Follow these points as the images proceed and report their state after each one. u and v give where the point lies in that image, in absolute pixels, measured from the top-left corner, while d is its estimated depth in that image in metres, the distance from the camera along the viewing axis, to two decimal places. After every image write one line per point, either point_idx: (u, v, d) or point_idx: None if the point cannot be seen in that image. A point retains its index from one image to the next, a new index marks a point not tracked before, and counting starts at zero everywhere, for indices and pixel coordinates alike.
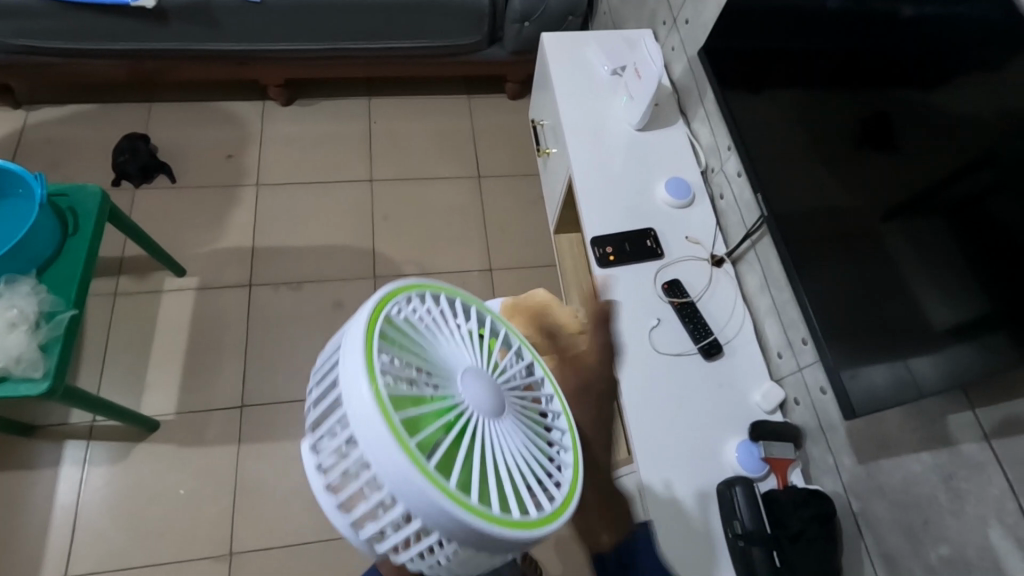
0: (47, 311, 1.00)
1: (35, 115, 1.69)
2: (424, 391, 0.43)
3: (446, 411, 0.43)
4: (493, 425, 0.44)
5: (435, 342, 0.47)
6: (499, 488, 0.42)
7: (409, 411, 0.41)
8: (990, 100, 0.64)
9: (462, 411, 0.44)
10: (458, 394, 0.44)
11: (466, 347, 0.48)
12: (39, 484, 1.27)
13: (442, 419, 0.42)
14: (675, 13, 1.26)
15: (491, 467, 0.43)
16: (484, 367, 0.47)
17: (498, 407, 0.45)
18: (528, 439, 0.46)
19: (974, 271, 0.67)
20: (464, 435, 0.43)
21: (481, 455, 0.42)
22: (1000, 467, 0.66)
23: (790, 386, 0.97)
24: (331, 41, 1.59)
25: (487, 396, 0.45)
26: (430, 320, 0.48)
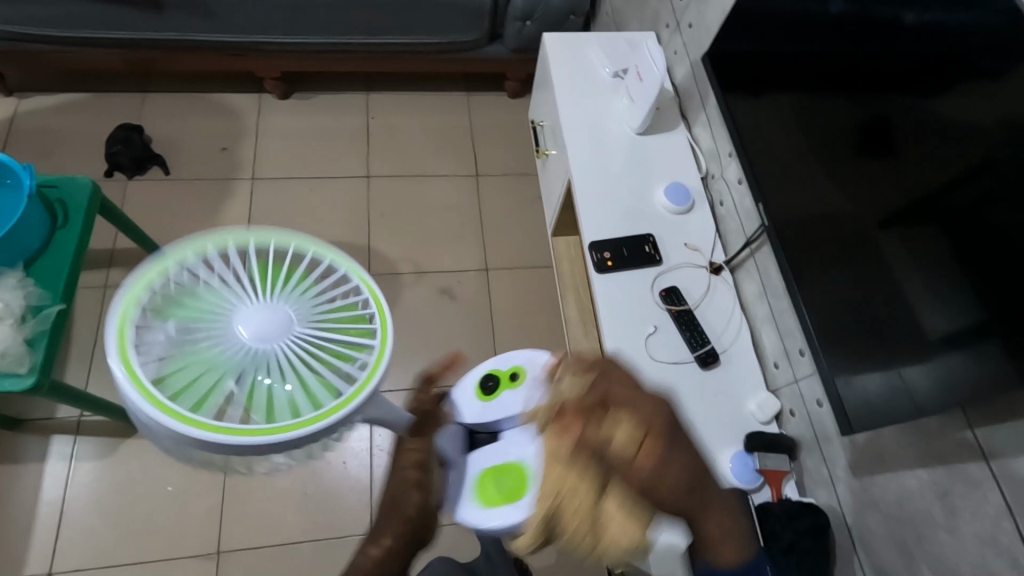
0: (34, 305, 0.98)
1: (28, 104, 1.66)
2: (199, 341, 0.53)
3: (223, 367, 0.52)
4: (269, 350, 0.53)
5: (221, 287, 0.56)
6: (293, 389, 0.53)
7: (188, 379, 0.51)
8: (993, 110, 0.63)
9: (242, 350, 0.53)
10: (230, 343, 0.53)
11: (242, 286, 0.56)
12: (24, 480, 1.26)
13: (223, 373, 0.51)
14: (679, 16, 1.24)
15: (286, 385, 0.52)
16: (264, 299, 0.55)
17: (275, 327, 0.54)
18: (309, 344, 0.55)
19: (973, 280, 0.66)
20: (249, 363, 0.52)
21: (265, 381, 0.52)
22: (997, 486, 0.66)
23: (786, 397, 0.97)
24: (329, 35, 1.57)
25: (268, 321, 0.54)
26: (193, 283, 0.55)
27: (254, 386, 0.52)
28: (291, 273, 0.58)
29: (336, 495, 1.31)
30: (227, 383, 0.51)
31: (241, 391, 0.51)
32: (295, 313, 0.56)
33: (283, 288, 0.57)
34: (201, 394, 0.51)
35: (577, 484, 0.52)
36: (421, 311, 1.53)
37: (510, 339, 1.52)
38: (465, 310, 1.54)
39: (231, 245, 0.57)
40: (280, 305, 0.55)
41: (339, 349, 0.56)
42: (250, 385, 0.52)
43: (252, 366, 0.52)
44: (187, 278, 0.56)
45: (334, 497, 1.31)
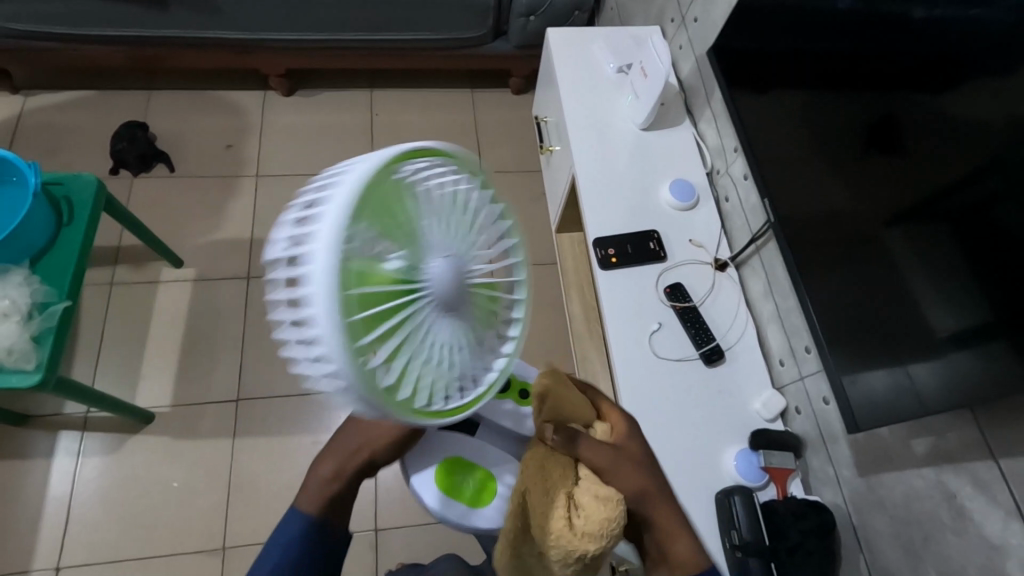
0: (40, 302, 0.99)
1: (34, 101, 1.67)
2: (382, 264, 0.38)
3: (394, 306, 0.38)
4: (444, 325, 0.42)
5: (423, 201, 0.42)
6: (448, 374, 0.43)
7: (367, 311, 0.37)
8: (1001, 107, 0.62)
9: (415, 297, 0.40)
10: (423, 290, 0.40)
11: (440, 213, 0.42)
12: (32, 475, 1.27)
13: (393, 316, 0.38)
14: (684, 11, 1.23)
15: (440, 369, 0.42)
16: (454, 251, 0.42)
17: (457, 298, 0.42)
18: (471, 322, 0.44)
19: (982, 278, 0.65)
20: (422, 322, 0.40)
21: (429, 353, 0.41)
22: (1005, 486, 0.65)
23: (791, 395, 0.96)
24: (333, 32, 1.56)
25: (451, 276, 0.42)
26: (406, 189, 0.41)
27: (421, 352, 0.40)
28: (478, 218, 0.45)
29: None
30: (393, 332, 0.38)
31: (403, 347, 0.39)
32: (473, 275, 0.43)
33: (468, 240, 0.44)
34: (365, 332, 0.36)
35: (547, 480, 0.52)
36: None
37: None
38: None
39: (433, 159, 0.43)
40: (466, 264, 0.43)
41: (488, 338, 0.47)
42: (415, 341, 0.39)
43: (425, 329, 0.40)
44: (421, 178, 0.42)
45: None
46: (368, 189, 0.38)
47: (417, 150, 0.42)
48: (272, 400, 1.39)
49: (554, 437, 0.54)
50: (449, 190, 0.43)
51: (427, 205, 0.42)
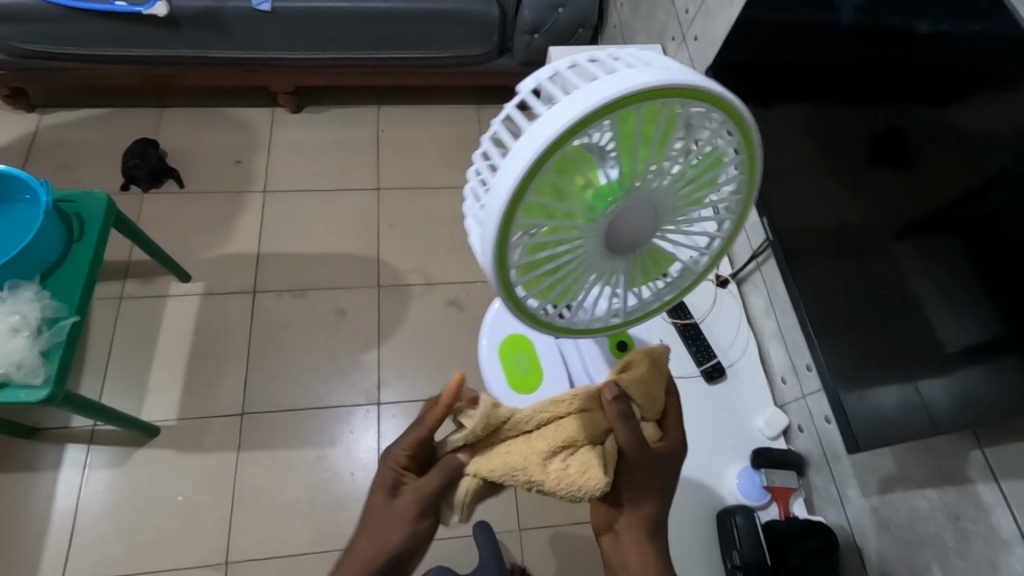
0: (49, 317, 1.00)
1: (49, 119, 1.71)
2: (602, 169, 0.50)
3: (580, 214, 0.51)
4: (608, 244, 0.55)
5: (669, 151, 0.50)
6: (591, 275, 0.58)
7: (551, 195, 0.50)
8: (1006, 120, 0.60)
9: (598, 219, 0.52)
10: (612, 221, 0.53)
11: (670, 169, 0.51)
12: (38, 488, 1.28)
13: (573, 218, 0.51)
14: (685, 28, 1.25)
15: (584, 268, 0.56)
16: (659, 200, 0.53)
17: (630, 231, 0.54)
18: (611, 258, 0.57)
19: (990, 295, 0.63)
20: (588, 233, 0.53)
21: (581, 255, 0.55)
22: (1008, 509, 0.64)
23: (793, 413, 0.96)
24: (340, 50, 1.59)
25: (630, 220, 0.53)
26: (674, 140, 0.50)
27: (580, 247, 0.54)
28: (703, 187, 0.55)
29: (341, 505, 1.32)
30: (555, 229, 0.52)
31: (553, 242, 0.53)
32: (657, 223, 0.56)
33: (675, 200, 0.54)
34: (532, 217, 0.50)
35: (586, 416, 0.63)
36: (429, 321, 1.53)
37: None
38: (474, 322, 1.54)
39: (716, 132, 0.51)
40: (658, 213, 0.55)
41: (639, 272, 0.62)
42: (558, 245, 0.53)
43: (590, 236, 0.54)
44: (683, 136, 0.50)
45: (342, 507, 1.32)
46: (641, 108, 0.46)
47: (743, 118, 0.50)
48: (276, 414, 1.39)
49: (615, 400, 0.61)
50: (692, 152, 0.51)
51: (676, 157, 0.51)
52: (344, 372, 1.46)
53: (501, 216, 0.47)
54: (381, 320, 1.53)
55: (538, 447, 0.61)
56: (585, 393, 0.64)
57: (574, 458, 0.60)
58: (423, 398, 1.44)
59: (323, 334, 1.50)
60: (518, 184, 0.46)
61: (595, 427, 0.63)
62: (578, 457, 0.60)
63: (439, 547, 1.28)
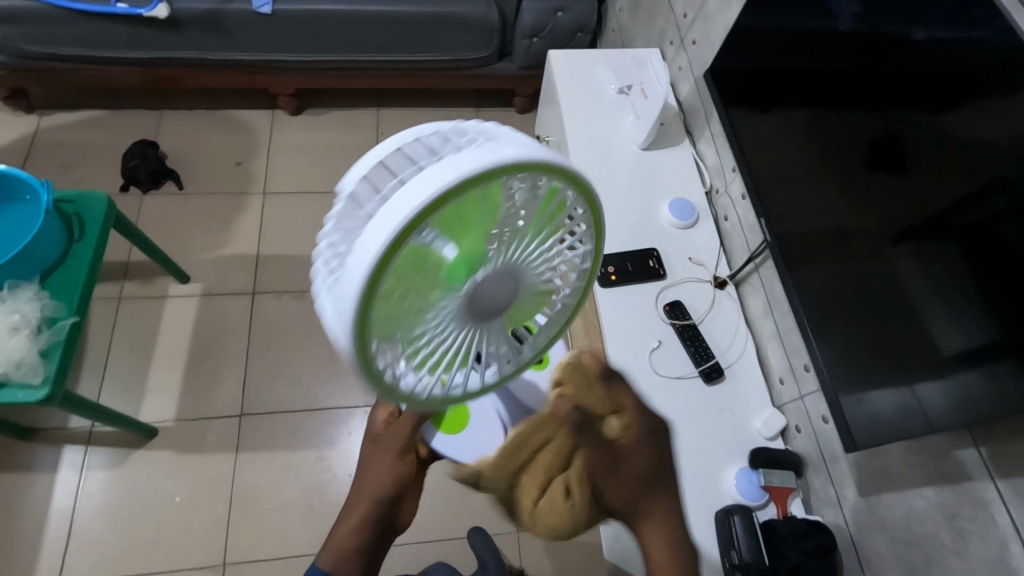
0: (49, 316, 1.01)
1: (49, 120, 1.71)
2: (440, 251, 0.39)
3: (440, 298, 0.41)
4: (478, 315, 0.46)
5: (506, 209, 0.40)
6: (469, 351, 0.47)
7: (397, 300, 0.39)
8: (1001, 128, 0.61)
9: (458, 300, 0.42)
10: (476, 291, 0.43)
11: (517, 228, 0.41)
12: (35, 488, 1.27)
13: (430, 304, 0.41)
14: (684, 33, 1.26)
15: (463, 345, 0.46)
16: (508, 268, 0.43)
17: (499, 299, 0.45)
18: (486, 330, 0.48)
19: (987, 298, 0.64)
20: (449, 318, 0.43)
21: (454, 338, 0.45)
22: (1004, 508, 0.65)
23: (791, 414, 0.96)
24: (341, 53, 1.60)
25: (494, 285, 0.44)
26: (516, 201, 0.40)
27: (443, 329, 0.43)
28: (556, 239, 0.44)
29: (340, 507, 1.31)
30: (417, 321, 0.42)
31: (415, 338, 0.43)
32: (521, 285, 0.46)
33: (528, 259, 0.44)
34: (383, 325, 0.40)
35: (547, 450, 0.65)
36: None
37: None
38: None
39: (554, 185, 0.40)
40: (519, 280, 0.45)
41: (517, 323, 0.50)
42: (424, 339, 0.43)
43: (451, 319, 0.44)
44: (522, 193, 0.39)
45: (341, 508, 1.31)
46: (459, 194, 0.36)
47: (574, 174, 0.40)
48: (275, 415, 1.39)
49: (564, 415, 0.63)
50: (535, 208, 0.41)
51: (517, 213, 0.40)
52: (344, 373, 1.46)
53: (352, 324, 0.37)
54: None
55: (530, 489, 0.66)
56: (542, 418, 0.65)
57: (552, 498, 0.64)
58: None
59: (323, 336, 1.50)
60: (362, 288, 0.36)
61: (552, 458, 0.64)
62: (556, 496, 0.64)
63: (439, 548, 1.28)
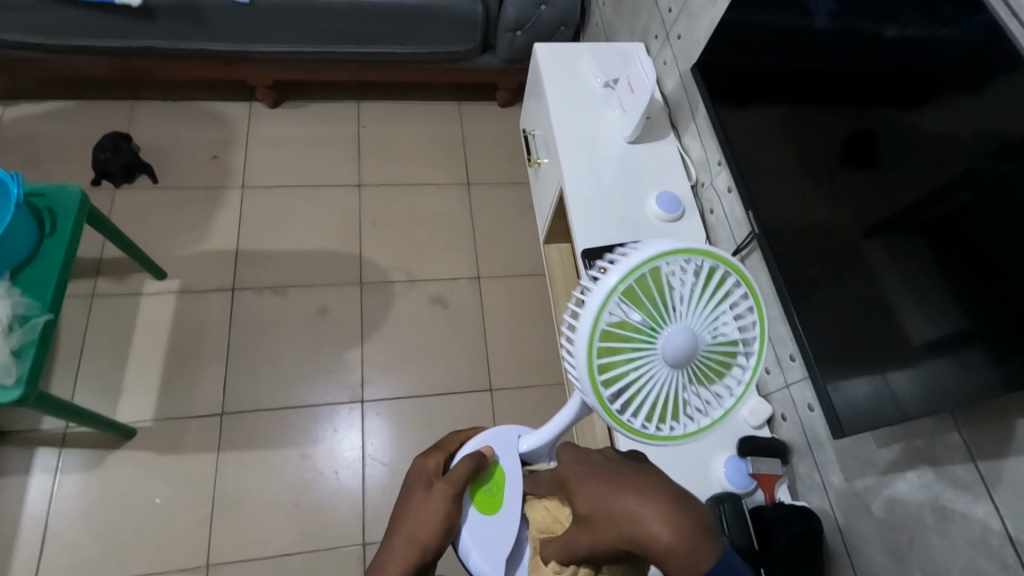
0: (20, 314, 0.97)
1: (14, 112, 1.65)
2: (667, 290, 0.56)
3: (651, 326, 0.56)
4: (669, 369, 0.57)
5: (718, 298, 0.57)
6: (642, 396, 0.57)
7: (639, 301, 0.56)
8: (971, 122, 0.63)
9: (660, 338, 0.56)
10: (670, 339, 0.55)
11: (721, 313, 0.57)
12: (7, 493, 1.23)
13: (647, 325, 0.56)
14: (668, 28, 1.27)
15: (646, 382, 0.57)
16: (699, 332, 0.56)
17: (684, 362, 0.56)
18: (670, 392, 0.58)
19: (956, 288, 0.66)
20: (643, 346, 0.56)
21: (647, 370, 0.57)
22: (985, 488, 0.67)
23: (777, 403, 0.98)
24: (320, 45, 1.57)
25: (683, 344, 0.55)
26: (725, 292, 0.58)
27: (643, 363, 0.56)
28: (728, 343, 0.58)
29: (325, 506, 1.30)
30: (634, 338, 0.56)
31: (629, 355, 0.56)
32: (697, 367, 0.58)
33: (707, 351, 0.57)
34: (618, 319, 0.56)
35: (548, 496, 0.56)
36: (413, 319, 1.53)
37: (502, 347, 1.52)
38: (458, 319, 1.54)
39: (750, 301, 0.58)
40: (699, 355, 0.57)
41: (676, 410, 0.59)
42: (626, 357, 0.56)
43: (651, 359, 0.56)
44: (733, 292, 0.58)
45: (327, 507, 1.30)
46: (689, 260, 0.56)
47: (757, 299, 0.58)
48: (256, 414, 1.37)
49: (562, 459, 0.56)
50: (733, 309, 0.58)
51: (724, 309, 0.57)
52: (328, 370, 1.44)
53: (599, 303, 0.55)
54: (365, 318, 1.51)
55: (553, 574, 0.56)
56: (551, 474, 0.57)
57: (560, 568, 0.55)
58: (408, 396, 1.42)
59: (306, 333, 1.47)
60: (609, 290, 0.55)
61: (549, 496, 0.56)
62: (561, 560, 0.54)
63: None
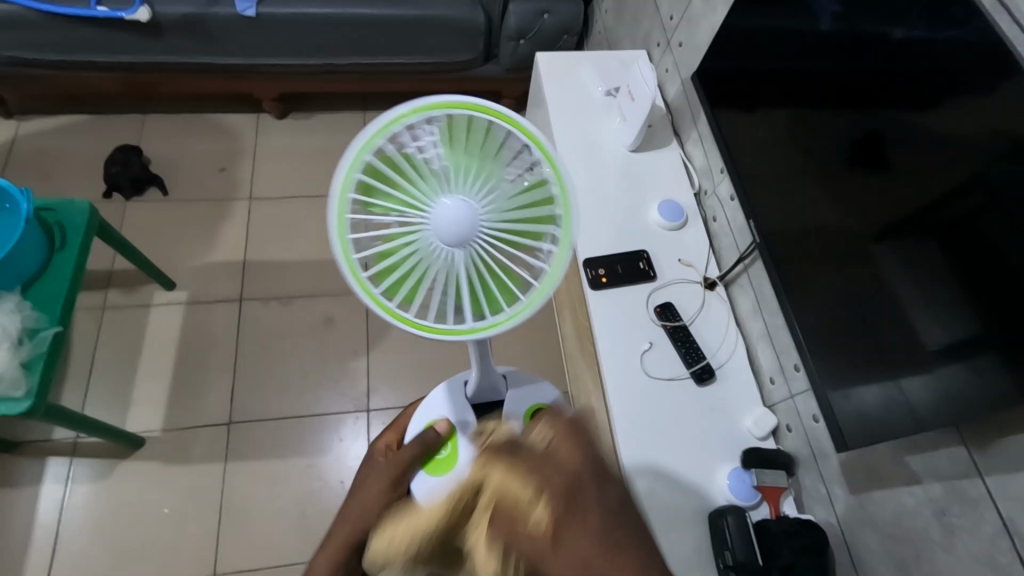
0: (30, 327, 0.98)
1: (27, 127, 1.68)
2: (420, 157, 0.52)
3: (416, 206, 0.52)
4: (452, 247, 0.51)
5: (487, 153, 0.53)
6: (430, 283, 0.52)
7: (382, 177, 0.52)
8: (980, 124, 0.62)
9: (429, 214, 0.51)
10: (437, 212, 0.51)
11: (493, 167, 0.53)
12: (20, 502, 1.25)
13: (413, 204, 0.52)
14: (669, 35, 1.27)
15: (432, 267, 0.52)
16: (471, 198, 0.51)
17: (464, 233, 0.50)
18: (472, 271, 0.52)
19: (968, 295, 0.65)
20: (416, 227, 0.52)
21: (432, 259, 0.52)
22: (993, 503, 0.65)
23: (782, 413, 0.97)
24: (326, 57, 1.59)
25: (455, 211, 0.50)
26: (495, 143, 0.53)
27: (421, 244, 0.52)
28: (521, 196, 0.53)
29: (330, 515, 1.30)
30: (404, 223, 0.52)
31: (402, 245, 0.52)
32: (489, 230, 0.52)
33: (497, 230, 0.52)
34: (373, 204, 0.52)
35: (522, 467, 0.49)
36: None
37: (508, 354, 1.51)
38: None
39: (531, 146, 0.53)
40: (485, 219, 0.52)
41: (488, 290, 0.53)
42: (397, 248, 0.52)
43: (429, 238, 0.52)
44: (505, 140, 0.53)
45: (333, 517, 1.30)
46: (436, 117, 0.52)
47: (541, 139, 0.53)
48: (263, 423, 1.38)
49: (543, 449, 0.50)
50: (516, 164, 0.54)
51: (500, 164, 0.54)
52: (333, 380, 1.45)
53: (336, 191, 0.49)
54: (370, 327, 1.52)
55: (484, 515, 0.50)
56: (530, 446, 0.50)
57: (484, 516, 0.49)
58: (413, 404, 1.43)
59: (312, 342, 1.48)
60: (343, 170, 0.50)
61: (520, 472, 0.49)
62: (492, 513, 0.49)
63: None
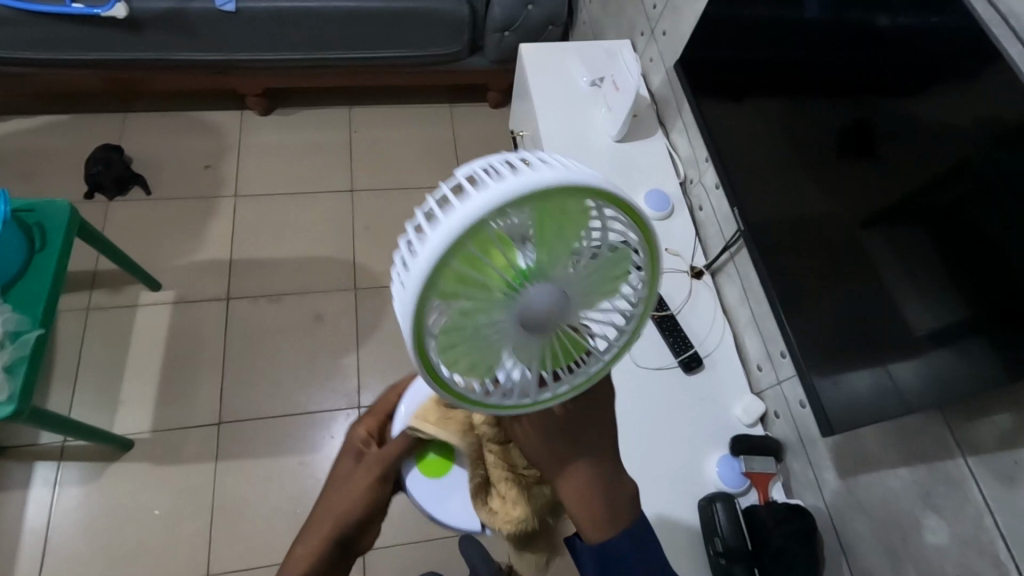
0: (12, 331, 0.97)
1: (5, 127, 1.65)
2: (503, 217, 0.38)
3: (505, 274, 0.40)
4: (524, 329, 0.43)
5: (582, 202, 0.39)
6: (500, 362, 0.45)
7: (467, 254, 0.39)
8: (966, 110, 0.62)
9: (516, 292, 0.41)
10: (529, 298, 0.41)
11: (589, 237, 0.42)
12: (7, 507, 1.24)
13: (499, 275, 0.40)
14: (654, 24, 1.26)
15: (499, 346, 0.44)
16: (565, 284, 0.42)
17: (544, 322, 0.43)
18: (542, 347, 0.45)
19: (955, 281, 0.65)
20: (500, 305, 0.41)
21: (493, 338, 0.43)
22: (978, 484, 0.66)
23: (770, 400, 0.97)
24: (310, 52, 1.57)
25: (543, 300, 0.42)
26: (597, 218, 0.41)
27: (491, 325, 0.42)
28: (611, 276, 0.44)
29: None
30: (491, 294, 0.40)
31: (470, 329, 0.41)
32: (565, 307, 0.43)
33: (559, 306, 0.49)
34: (448, 278, 0.39)
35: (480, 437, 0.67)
36: None
37: None
38: None
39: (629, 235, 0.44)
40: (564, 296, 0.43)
41: (549, 362, 0.47)
42: (463, 326, 0.41)
43: (504, 319, 0.42)
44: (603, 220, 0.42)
45: None
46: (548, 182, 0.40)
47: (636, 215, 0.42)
48: (253, 422, 1.37)
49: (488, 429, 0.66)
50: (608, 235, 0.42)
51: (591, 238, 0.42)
52: (325, 378, 1.44)
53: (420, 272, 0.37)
54: (361, 324, 1.51)
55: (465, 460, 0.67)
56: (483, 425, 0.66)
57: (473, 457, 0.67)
58: None
59: (302, 340, 1.47)
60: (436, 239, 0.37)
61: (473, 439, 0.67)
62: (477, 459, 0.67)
63: (427, 550, 1.27)
